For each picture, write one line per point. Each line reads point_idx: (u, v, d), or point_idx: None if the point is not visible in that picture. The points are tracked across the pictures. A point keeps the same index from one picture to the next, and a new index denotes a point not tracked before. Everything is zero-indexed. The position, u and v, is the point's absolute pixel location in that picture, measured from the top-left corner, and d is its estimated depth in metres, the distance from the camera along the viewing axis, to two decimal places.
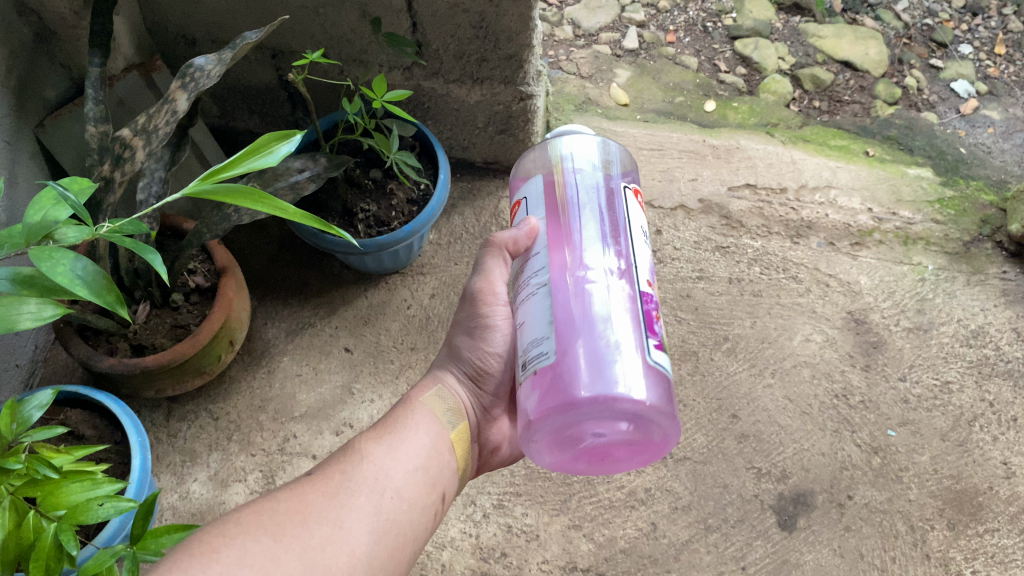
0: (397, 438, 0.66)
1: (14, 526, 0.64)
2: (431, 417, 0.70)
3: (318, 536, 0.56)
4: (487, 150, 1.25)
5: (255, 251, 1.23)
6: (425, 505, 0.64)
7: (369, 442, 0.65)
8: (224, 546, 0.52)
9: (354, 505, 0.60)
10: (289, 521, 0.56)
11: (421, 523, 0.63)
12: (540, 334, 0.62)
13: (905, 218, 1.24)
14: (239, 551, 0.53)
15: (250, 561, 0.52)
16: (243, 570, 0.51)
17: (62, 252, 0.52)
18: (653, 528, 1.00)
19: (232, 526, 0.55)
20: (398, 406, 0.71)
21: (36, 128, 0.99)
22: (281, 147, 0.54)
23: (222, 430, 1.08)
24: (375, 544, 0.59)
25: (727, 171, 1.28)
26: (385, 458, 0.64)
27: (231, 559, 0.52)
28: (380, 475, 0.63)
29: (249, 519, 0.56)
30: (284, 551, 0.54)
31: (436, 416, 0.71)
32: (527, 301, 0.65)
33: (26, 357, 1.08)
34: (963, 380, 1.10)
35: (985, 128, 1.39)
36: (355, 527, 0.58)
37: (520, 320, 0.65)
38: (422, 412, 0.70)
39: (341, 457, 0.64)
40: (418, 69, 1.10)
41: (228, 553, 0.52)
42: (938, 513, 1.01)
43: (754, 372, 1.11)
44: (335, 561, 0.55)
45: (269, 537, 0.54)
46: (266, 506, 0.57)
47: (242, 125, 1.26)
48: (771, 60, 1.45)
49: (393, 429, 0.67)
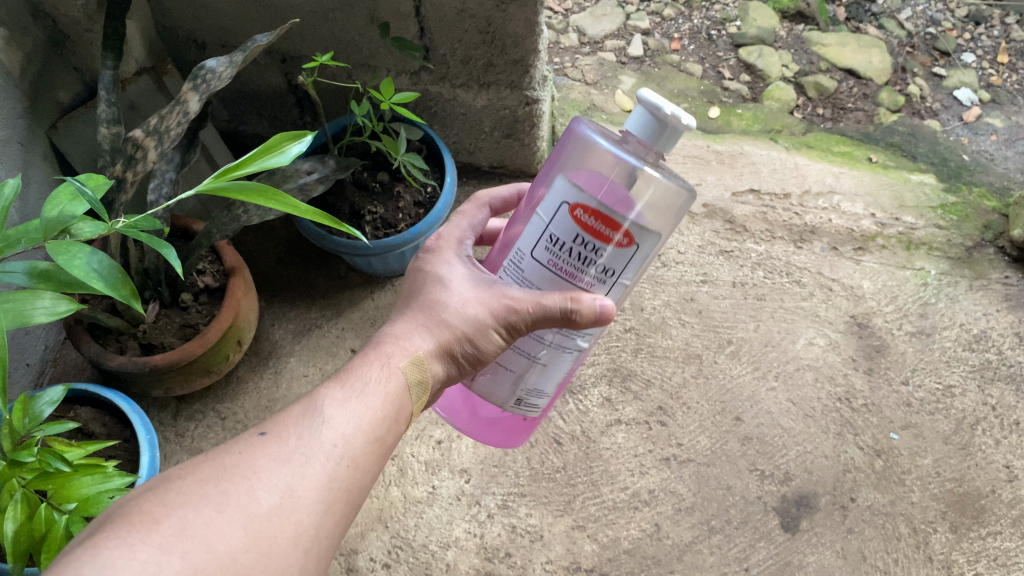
0: (362, 397, 0.58)
1: (26, 517, 0.66)
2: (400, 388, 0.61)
3: (268, 506, 0.49)
4: (493, 154, 1.26)
5: (263, 253, 1.25)
6: (378, 473, 0.57)
7: (330, 402, 0.57)
8: (163, 517, 0.45)
9: (308, 474, 0.52)
10: (235, 489, 0.48)
11: (372, 492, 0.57)
12: (547, 391, 0.68)
13: (908, 224, 1.24)
14: (181, 523, 0.45)
15: (193, 533, 0.45)
16: (184, 542, 0.44)
17: (78, 246, 0.53)
18: (657, 529, 1.01)
19: (173, 495, 0.47)
20: (367, 359, 0.61)
21: (49, 130, 1.01)
22: (292, 147, 0.57)
23: (229, 429, 1.09)
24: (327, 517, 0.51)
25: (731, 176, 1.29)
26: (344, 420, 0.56)
27: (171, 530, 0.44)
28: (338, 442, 0.55)
29: (190, 488, 0.48)
30: (226, 520, 0.46)
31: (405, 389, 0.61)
32: (559, 353, 0.65)
33: (37, 357, 1.09)
34: (966, 383, 1.11)
35: (988, 135, 1.40)
36: (309, 497, 0.51)
37: (542, 360, 0.65)
38: (395, 384, 0.60)
39: (297, 416, 0.55)
40: (425, 74, 1.11)
41: (169, 524, 0.45)
42: (941, 515, 1.01)
43: (757, 375, 1.12)
44: (285, 532, 0.48)
45: (212, 507, 0.47)
46: (207, 473, 0.49)
47: (250, 129, 1.28)
48: (775, 68, 1.47)
49: (360, 388, 0.59)
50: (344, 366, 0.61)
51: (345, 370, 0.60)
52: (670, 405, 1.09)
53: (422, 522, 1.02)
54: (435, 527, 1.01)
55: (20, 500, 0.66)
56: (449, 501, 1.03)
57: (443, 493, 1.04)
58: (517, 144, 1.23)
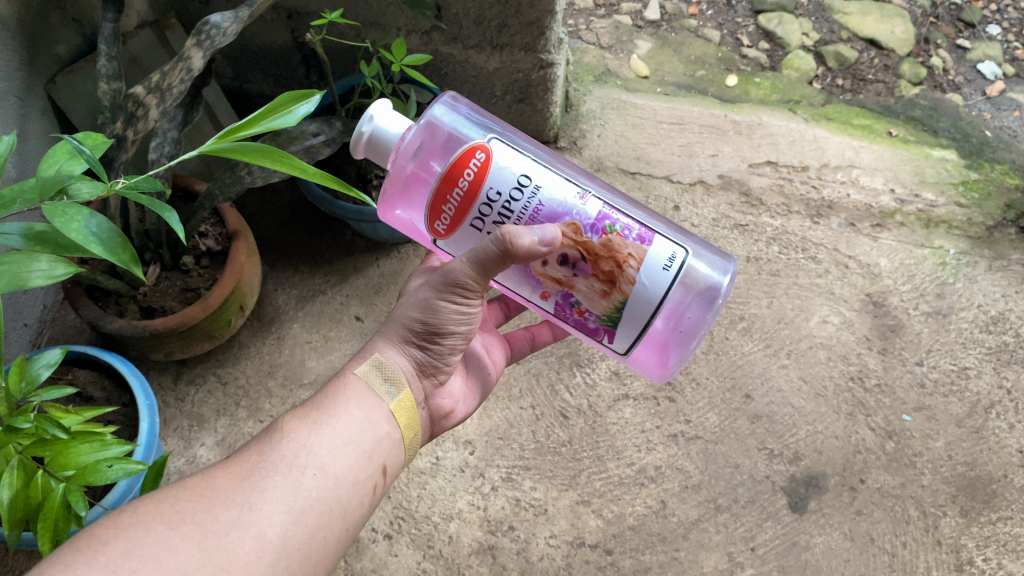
0: (324, 413, 0.63)
1: (23, 483, 0.64)
2: (365, 391, 0.66)
3: (225, 520, 0.52)
4: (505, 119, 1.24)
5: (268, 215, 1.22)
6: (356, 483, 0.61)
7: (293, 421, 0.62)
8: (115, 538, 0.48)
9: (267, 487, 0.56)
10: (191, 507, 0.52)
11: (350, 501, 0.60)
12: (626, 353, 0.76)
13: (928, 200, 1.21)
14: (131, 542, 0.48)
15: (141, 552, 0.48)
16: (132, 561, 0.47)
17: (76, 209, 0.50)
18: (663, 506, 0.99)
19: (127, 517, 0.50)
20: (331, 379, 0.67)
21: (47, 84, 0.98)
22: (299, 108, 0.56)
23: (230, 395, 1.07)
24: (292, 526, 0.55)
25: (749, 147, 1.26)
26: (305, 435, 0.60)
27: (119, 551, 0.47)
28: (300, 454, 0.59)
29: (148, 509, 0.51)
30: (181, 538, 0.50)
31: (373, 388, 0.66)
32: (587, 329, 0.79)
33: (34, 317, 1.07)
34: (981, 366, 1.08)
35: (1011, 111, 1.35)
36: (268, 509, 0.55)
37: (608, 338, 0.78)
38: (353, 390, 0.66)
39: (262, 437, 0.60)
40: (437, 34, 1.08)
41: (117, 545, 0.48)
42: (951, 499, 0.99)
43: (769, 352, 1.10)
44: (242, 544, 0.52)
45: (165, 525, 0.50)
46: (164, 493, 0.53)
47: (255, 87, 1.25)
48: (795, 35, 1.42)
49: (322, 405, 0.64)
50: (309, 395, 0.66)
51: (310, 398, 0.65)
52: (679, 381, 1.07)
53: (425, 493, 1.00)
54: (438, 499, 1.00)
55: (16, 466, 0.64)
56: (453, 472, 1.02)
57: (446, 464, 1.02)
58: (530, 108, 1.20)
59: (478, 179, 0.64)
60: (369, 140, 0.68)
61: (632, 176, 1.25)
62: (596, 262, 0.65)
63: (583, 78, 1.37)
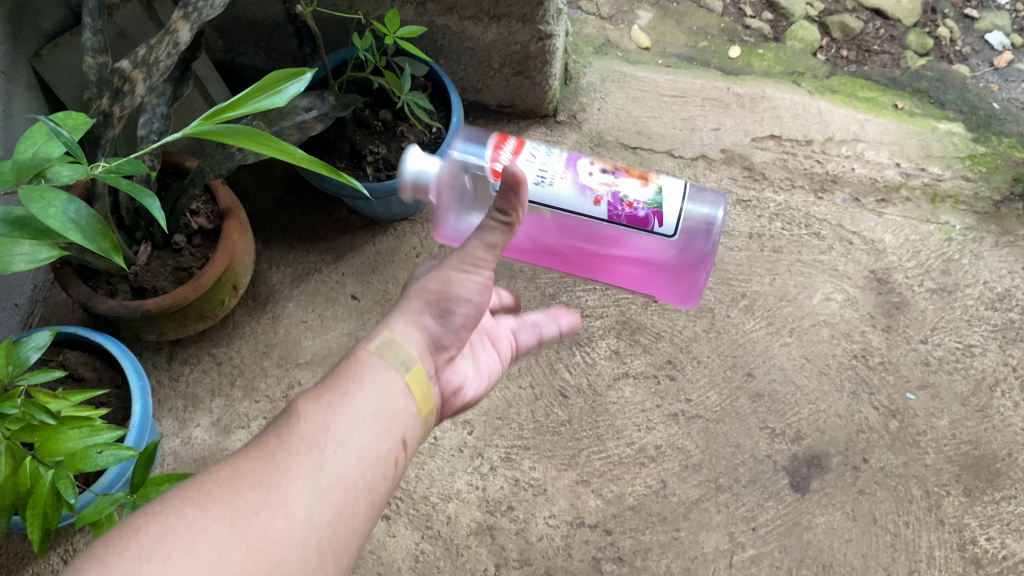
0: (340, 390, 0.59)
1: (11, 470, 0.62)
2: (383, 367, 0.61)
3: (252, 501, 0.50)
4: (503, 92, 1.21)
5: (262, 192, 1.20)
6: (378, 457, 0.57)
7: (307, 401, 0.58)
8: (145, 526, 0.46)
9: (291, 467, 0.52)
10: (218, 489, 0.50)
11: (374, 477, 0.57)
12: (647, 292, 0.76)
13: (934, 174, 1.19)
14: (160, 528, 0.46)
15: (172, 536, 0.46)
16: (163, 546, 0.45)
17: (54, 194, 0.49)
18: (663, 486, 0.98)
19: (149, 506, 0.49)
20: (343, 359, 0.62)
21: (33, 58, 0.96)
22: (290, 86, 0.53)
23: (225, 375, 1.06)
24: (318, 504, 0.52)
25: (752, 120, 1.24)
26: (322, 413, 0.57)
27: (151, 538, 0.46)
28: (319, 431, 0.55)
29: (169, 497, 0.49)
30: (212, 520, 0.48)
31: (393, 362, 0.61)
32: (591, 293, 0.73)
33: (24, 297, 1.05)
34: (986, 343, 1.07)
35: (1020, 83, 1.32)
36: (294, 489, 0.52)
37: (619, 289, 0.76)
38: (371, 365, 0.61)
39: (277, 419, 0.57)
40: (432, 5, 1.06)
41: (148, 531, 0.46)
42: (955, 478, 0.98)
43: (771, 330, 1.08)
44: (271, 524, 0.49)
45: (195, 507, 0.48)
46: (185, 483, 0.51)
47: (247, 61, 1.22)
48: (799, 6, 1.39)
49: (338, 382, 0.59)
50: (324, 374, 0.61)
51: (325, 376, 0.61)
52: (680, 359, 1.06)
53: (423, 473, 0.99)
54: (436, 479, 0.99)
55: (4, 453, 0.62)
56: (451, 453, 1.01)
57: (445, 444, 1.01)
58: (528, 82, 1.18)
59: (515, 151, 0.69)
60: (413, 185, 0.71)
61: (633, 150, 1.23)
62: (627, 171, 0.69)
63: (583, 49, 1.34)
